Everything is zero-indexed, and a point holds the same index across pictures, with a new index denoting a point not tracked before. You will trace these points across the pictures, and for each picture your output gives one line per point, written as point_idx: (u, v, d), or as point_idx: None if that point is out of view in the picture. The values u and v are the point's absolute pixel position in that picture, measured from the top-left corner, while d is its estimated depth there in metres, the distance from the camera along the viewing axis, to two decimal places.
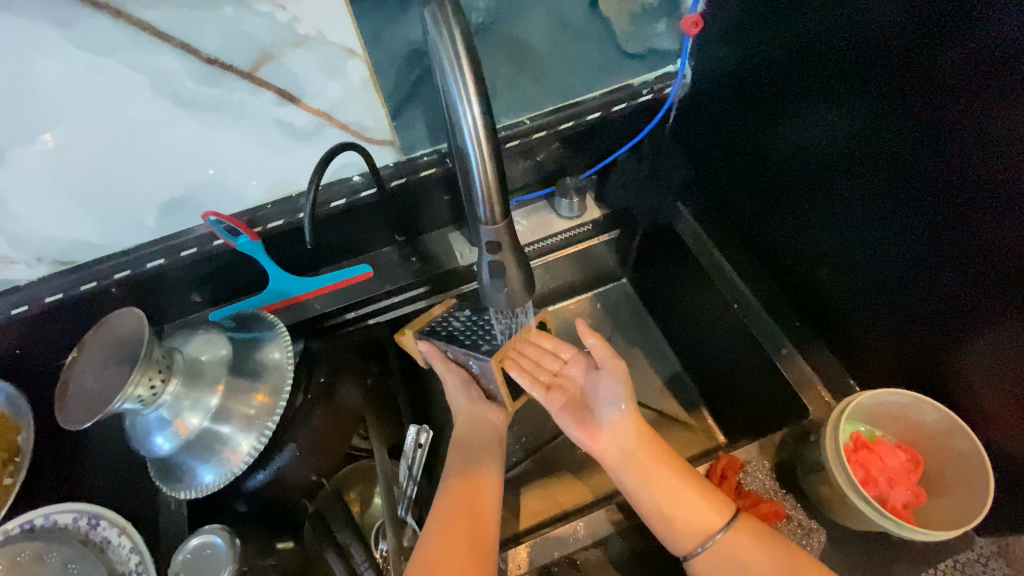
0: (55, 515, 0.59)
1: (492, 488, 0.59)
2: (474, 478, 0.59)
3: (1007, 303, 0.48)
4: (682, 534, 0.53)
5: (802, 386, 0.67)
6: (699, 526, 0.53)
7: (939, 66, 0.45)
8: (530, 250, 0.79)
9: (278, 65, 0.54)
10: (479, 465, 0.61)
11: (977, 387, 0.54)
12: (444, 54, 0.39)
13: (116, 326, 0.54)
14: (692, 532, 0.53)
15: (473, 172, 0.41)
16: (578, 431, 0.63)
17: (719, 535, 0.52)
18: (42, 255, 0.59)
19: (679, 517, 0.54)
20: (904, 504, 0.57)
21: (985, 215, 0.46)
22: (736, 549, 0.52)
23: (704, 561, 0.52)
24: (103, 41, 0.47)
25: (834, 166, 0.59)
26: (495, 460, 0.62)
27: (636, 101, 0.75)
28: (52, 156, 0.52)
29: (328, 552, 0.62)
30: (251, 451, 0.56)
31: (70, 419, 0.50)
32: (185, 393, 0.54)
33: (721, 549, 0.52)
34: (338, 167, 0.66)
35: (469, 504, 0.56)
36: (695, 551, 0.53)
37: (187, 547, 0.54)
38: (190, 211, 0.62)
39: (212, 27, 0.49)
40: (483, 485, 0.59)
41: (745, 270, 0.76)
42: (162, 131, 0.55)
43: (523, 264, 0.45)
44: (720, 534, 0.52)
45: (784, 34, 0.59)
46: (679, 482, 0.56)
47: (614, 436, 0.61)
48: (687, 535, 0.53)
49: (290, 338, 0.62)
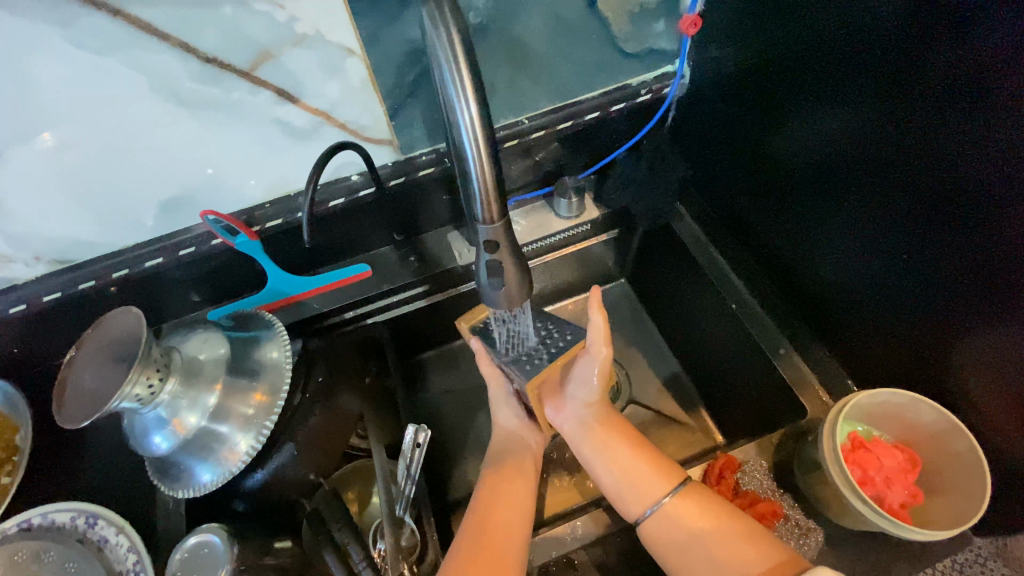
0: (53, 514, 0.59)
1: (523, 494, 0.59)
2: (501, 484, 0.60)
3: (1004, 303, 0.48)
4: (632, 503, 0.56)
5: (800, 386, 0.67)
6: (648, 494, 0.56)
7: (938, 66, 0.45)
8: (529, 249, 0.79)
9: (277, 64, 0.54)
10: (506, 465, 0.62)
11: (974, 387, 0.54)
12: (442, 54, 0.39)
13: (114, 326, 0.54)
14: (641, 500, 0.56)
15: (471, 171, 0.42)
16: (546, 403, 0.64)
17: (665, 500, 0.55)
18: (41, 254, 0.59)
19: (630, 487, 0.57)
20: (901, 504, 0.57)
21: (983, 215, 0.46)
22: (681, 516, 0.54)
23: (651, 526, 0.55)
24: (101, 40, 0.47)
25: (833, 165, 0.59)
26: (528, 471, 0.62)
27: (634, 102, 0.75)
28: (51, 155, 0.52)
29: (324, 550, 0.59)
30: (248, 450, 0.56)
31: (67, 418, 0.50)
32: (183, 392, 0.54)
33: (666, 514, 0.55)
34: (337, 166, 0.66)
35: (493, 503, 0.58)
36: (644, 514, 0.56)
37: (185, 546, 0.54)
38: (188, 210, 0.62)
39: (210, 26, 0.49)
40: (509, 490, 0.59)
41: (743, 269, 0.76)
42: (161, 130, 0.55)
43: (520, 264, 0.45)
44: (665, 500, 0.55)
45: (783, 35, 0.59)
46: (635, 455, 0.59)
47: (577, 411, 0.63)
48: (637, 500, 0.56)
49: (288, 336, 0.62)
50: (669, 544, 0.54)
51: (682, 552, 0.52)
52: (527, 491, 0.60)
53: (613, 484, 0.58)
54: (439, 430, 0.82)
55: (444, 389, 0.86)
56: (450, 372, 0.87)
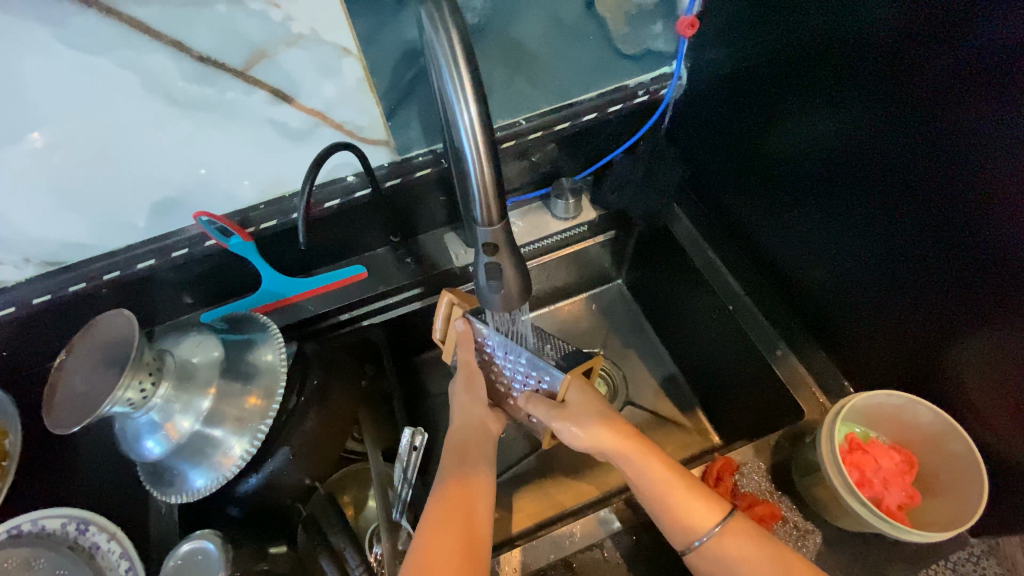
0: (43, 521, 0.58)
1: (486, 492, 0.56)
2: (466, 482, 0.56)
3: (1000, 306, 0.48)
4: (679, 531, 0.52)
5: (796, 387, 0.68)
6: (691, 522, 0.51)
7: (937, 71, 0.45)
8: (526, 251, 0.79)
9: (272, 64, 0.53)
10: (471, 459, 0.59)
11: (971, 389, 0.54)
12: (441, 56, 0.39)
13: (105, 328, 0.53)
14: (689, 530, 0.51)
15: (470, 173, 0.41)
16: None
17: (715, 531, 0.51)
18: (30, 256, 0.58)
19: (672, 517, 0.52)
20: (898, 505, 0.58)
21: (980, 219, 0.46)
22: (731, 546, 0.50)
23: (701, 557, 0.51)
24: (93, 39, 0.46)
25: (832, 169, 0.59)
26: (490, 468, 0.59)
27: (631, 103, 0.75)
28: (41, 155, 0.51)
29: (319, 557, 0.59)
30: (243, 454, 0.55)
31: (57, 423, 0.49)
32: (176, 396, 0.53)
33: (717, 545, 0.50)
34: (332, 167, 0.65)
35: (459, 506, 0.54)
36: (691, 545, 0.51)
37: (178, 553, 0.53)
38: (181, 212, 0.62)
39: (205, 25, 0.49)
40: (475, 487, 0.56)
41: (740, 271, 0.76)
42: (153, 131, 0.54)
43: (520, 267, 0.45)
44: (715, 531, 0.51)
45: (779, 37, 0.59)
46: (669, 479, 0.53)
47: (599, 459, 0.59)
48: (683, 531, 0.52)
49: (282, 340, 0.61)
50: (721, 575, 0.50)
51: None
52: (489, 494, 0.56)
53: (659, 515, 0.53)
54: (436, 432, 0.82)
55: (440, 391, 0.86)
56: (447, 374, 0.87)
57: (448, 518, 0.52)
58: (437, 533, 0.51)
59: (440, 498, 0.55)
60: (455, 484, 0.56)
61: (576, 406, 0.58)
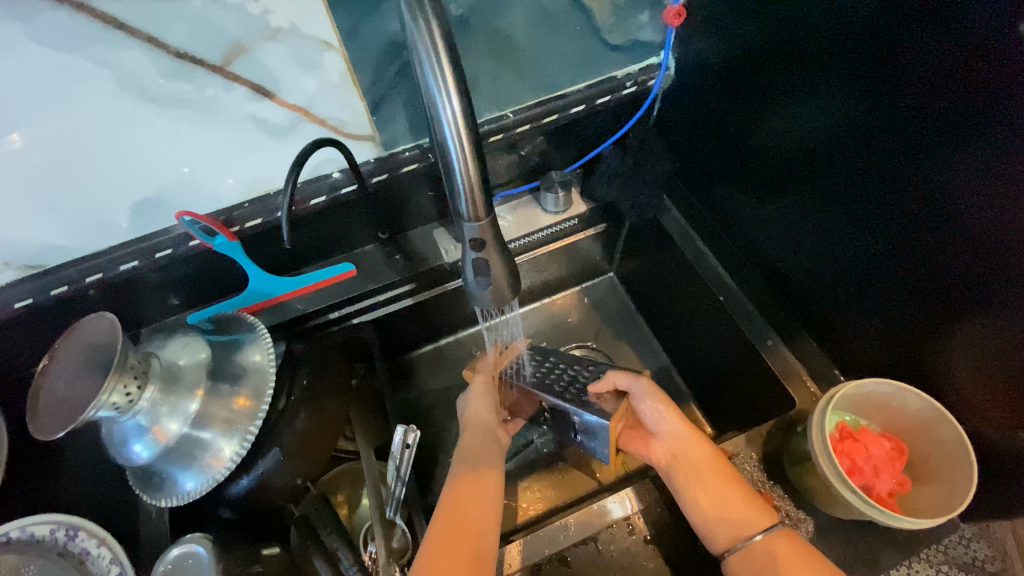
0: (31, 528, 0.57)
1: (492, 492, 0.57)
2: (472, 481, 0.57)
3: (988, 293, 0.48)
4: (723, 532, 0.53)
5: (788, 377, 0.68)
6: (739, 521, 0.53)
7: (926, 58, 0.45)
8: (516, 246, 0.79)
9: (250, 59, 0.53)
10: (483, 462, 0.59)
11: (958, 375, 0.55)
12: (422, 48, 0.38)
13: (88, 333, 0.52)
14: (730, 531, 0.53)
15: (455, 169, 0.41)
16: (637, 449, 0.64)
17: (759, 536, 0.52)
18: (10, 260, 0.57)
19: (720, 517, 0.54)
20: (889, 492, 0.58)
21: (967, 207, 0.47)
22: (768, 550, 0.51)
23: (741, 556, 0.51)
24: (64, 37, 0.46)
25: (822, 159, 0.58)
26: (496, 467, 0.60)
27: (619, 95, 0.74)
28: (19, 156, 0.50)
29: (313, 558, 0.59)
30: (233, 457, 0.54)
31: (41, 429, 0.48)
32: (163, 399, 0.52)
33: (759, 548, 0.51)
34: (317, 164, 0.64)
35: (463, 512, 0.53)
36: (732, 545, 0.52)
37: (168, 557, 0.53)
38: (164, 213, 0.60)
39: (180, 20, 0.48)
40: (479, 487, 0.56)
41: (731, 261, 0.76)
42: (132, 131, 0.53)
43: (508, 261, 0.45)
44: (757, 537, 0.52)
45: (767, 27, 0.58)
46: (731, 478, 0.56)
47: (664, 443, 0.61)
48: (726, 529, 0.53)
49: (271, 339, 0.60)
50: None
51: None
52: (496, 495, 0.57)
53: (703, 519, 0.55)
54: (430, 428, 0.82)
55: (433, 388, 0.86)
56: (439, 371, 0.87)
57: (453, 527, 0.51)
58: (439, 544, 0.50)
59: (445, 508, 0.54)
60: (458, 492, 0.55)
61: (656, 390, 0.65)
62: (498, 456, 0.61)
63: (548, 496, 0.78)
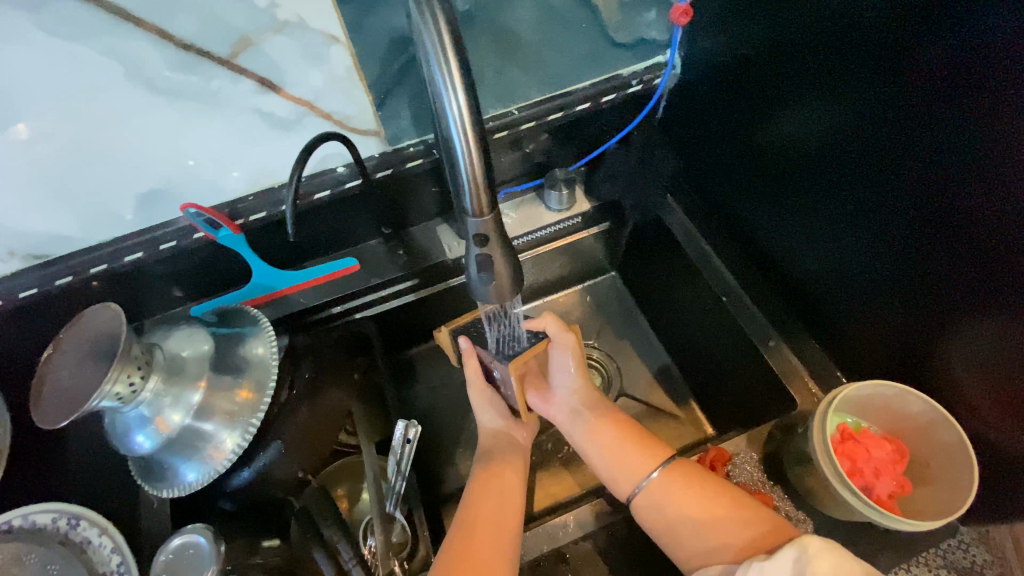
0: (33, 516, 0.58)
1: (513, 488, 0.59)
2: (492, 478, 0.59)
3: (991, 297, 0.48)
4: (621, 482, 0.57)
5: (790, 378, 0.67)
6: (637, 470, 0.57)
7: (936, 59, 0.44)
8: (519, 243, 0.79)
9: (257, 52, 0.53)
10: (495, 462, 0.61)
11: (963, 381, 0.54)
12: (428, 43, 0.38)
13: (93, 322, 0.52)
14: (630, 479, 0.57)
15: (459, 164, 0.41)
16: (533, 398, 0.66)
17: (653, 477, 0.56)
18: (15, 249, 0.57)
19: (619, 467, 0.58)
20: (889, 494, 0.58)
21: (975, 211, 0.46)
22: (672, 493, 0.54)
23: (643, 500, 0.55)
24: (73, 26, 0.46)
25: (829, 157, 0.58)
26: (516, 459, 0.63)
27: (625, 92, 0.73)
28: (27, 146, 0.51)
29: (312, 549, 0.58)
30: (234, 449, 0.55)
31: (44, 417, 0.48)
32: (165, 390, 0.52)
33: (657, 488, 0.55)
34: (321, 158, 0.64)
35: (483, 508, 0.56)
36: (633, 492, 0.56)
37: (169, 547, 0.53)
38: (167, 203, 0.60)
39: (189, 12, 0.49)
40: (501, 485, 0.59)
41: (734, 262, 0.76)
42: (138, 122, 0.53)
43: (511, 257, 0.45)
44: (653, 476, 0.56)
45: (774, 27, 0.58)
46: (623, 434, 0.60)
47: (566, 398, 0.64)
48: (626, 478, 0.57)
49: (273, 332, 0.61)
50: (658, 519, 0.54)
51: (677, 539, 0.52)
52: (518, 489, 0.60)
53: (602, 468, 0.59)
54: (430, 424, 0.82)
55: (433, 384, 0.86)
56: (440, 367, 0.87)
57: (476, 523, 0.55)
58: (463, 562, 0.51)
59: (453, 540, 0.54)
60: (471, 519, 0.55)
61: (559, 338, 0.62)
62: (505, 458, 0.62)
63: (547, 493, 0.77)
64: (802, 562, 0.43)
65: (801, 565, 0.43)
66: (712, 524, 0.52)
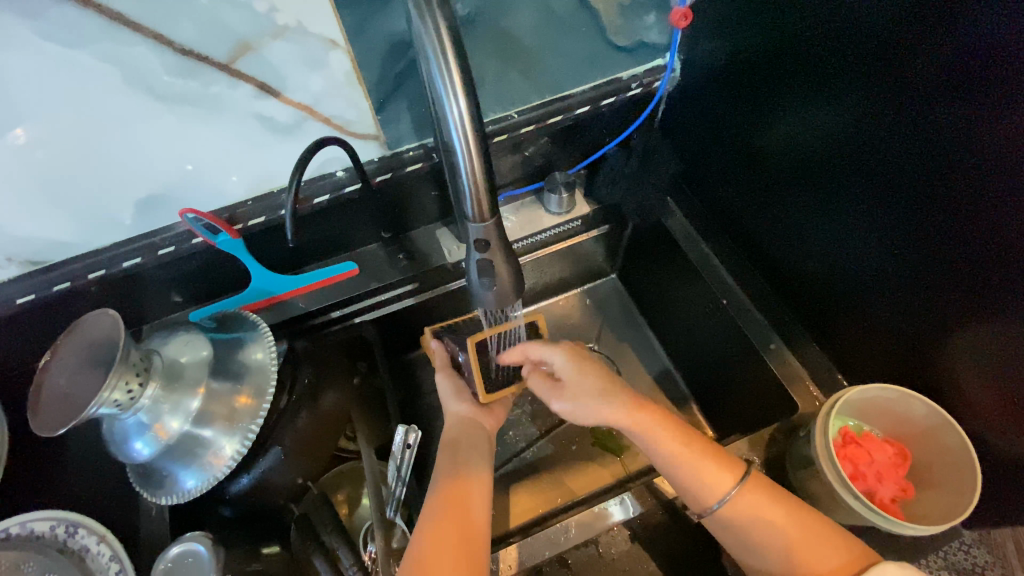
0: (32, 523, 0.58)
1: (480, 492, 0.55)
2: (459, 483, 0.55)
3: (993, 301, 0.48)
4: (695, 499, 0.54)
5: (790, 381, 0.67)
6: (712, 487, 0.53)
7: (938, 63, 0.44)
8: (518, 246, 0.79)
9: (257, 57, 0.53)
10: (462, 455, 0.58)
11: (964, 384, 0.54)
12: (430, 48, 0.38)
13: (90, 329, 0.52)
14: (705, 495, 0.53)
15: (461, 170, 0.41)
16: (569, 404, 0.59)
17: (733, 493, 0.52)
18: (14, 255, 0.57)
19: (690, 481, 0.54)
20: (891, 498, 0.58)
21: (978, 216, 0.46)
22: (749, 509, 0.52)
23: (722, 517, 0.53)
24: (72, 32, 0.46)
25: (831, 158, 0.57)
26: (483, 466, 0.57)
27: (625, 96, 0.74)
28: (23, 152, 0.50)
29: (312, 557, 0.59)
30: (234, 455, 0.54)
31: (42, 425, 0.48)
32: (165, 396, 0.52)
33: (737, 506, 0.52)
34: (320, 163, 0.64)
35: (454, 518, 0.51)
36: (712, 508, 0.53)
37: (168, 555, 0.53)
38: (166, 209, 0.60)
39: (187, 17, 0.48)
40: (469, 489, 0.54)
41: (735, 264, 0.76)
42: (137, 127, 0.53)
43: (513, 262, 0.45)
44: (734, 493, 0.52)
45: (774, 30, 0.58)
46: (687, 441, 0.55)
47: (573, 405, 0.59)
48: (701, 495, 0.53)
49: (273, 338, 0.60)
50: (739, 534, 0.52)
51: (756, 550, 0.51)
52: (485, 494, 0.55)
53: (681, 486, 0.54)
54: (430, 428, 0.81)
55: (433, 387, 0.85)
56: None
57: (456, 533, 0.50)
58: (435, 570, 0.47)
59: (429, 523, 0.51)
60: (450, 498, 0.53)
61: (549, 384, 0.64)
62: (485, 453, 0.60)
63: (547, 498, 0.77)
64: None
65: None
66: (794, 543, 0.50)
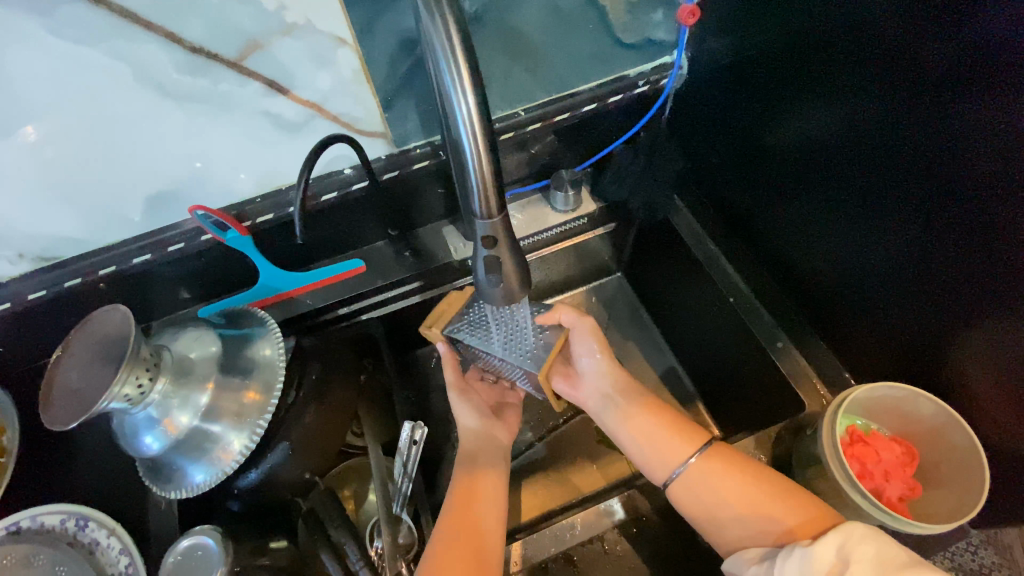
0: (42, 517, 0.58)
1: (493, 491, 0.57)
2: (473, 482, 0.57)
3: (1000, 300, 0.48)
4: (658, 472, 0.55)
5: (797, 379, 0.67)
6: (672, 457, 0.54)
7: (948, 60, 0.44)
8: (525, 244, 0.79)
9: (265, 55, 0.53)
10: (477, 466, 0.59)
11: (973, 383, 0.54)
12: (439, 45, 0.38)
13: (101, 324, 0.52)
14: (666, 466, 0.54)
15: (468, 166, 0.41)
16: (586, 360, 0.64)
17: (690, 463, 0.53)
18: (24, 251, 0.57)
19: (654, 453, 0.56)
20: (899, 497, 0.58)
21: (987, 214, 0.46)
22: (708, 477, 0.52)
23: (680, 487, 0.53)
24: (81, 30, 0.46)
25: (840, 155, 0.57)
26: (497, 465, 0.60)
27: (631, 93, 0.73)
28: (35, 149, 0.51)
29: (320, 551, 0.60)
30: (242, 450, 0.55)
31: (54, 419, 0.49)
32: (174, 391, 0.53)
33: (693, 475, 0.52)
34: (329, 160, 0.65)
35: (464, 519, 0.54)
36: (670, 478, 0.54)
37: (178, 548, 0.53)
38: (175, 207, 0.61)
39: (196, 14, 0.48)
40: (481, 489, 0.57)
41: (741, 262, 0.76)
42: (147, 125, 0.53)
43: (519, 259, 0.45)
44: (692, 461, 0.53)
45: (783, 27, 0.58)
46: (656, 422, 0.57)
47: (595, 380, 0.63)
48: (662, 465, 0.54)
49: (281, 334, 0.61)
50: (698, 508, 0.51)
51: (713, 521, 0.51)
52: (498, 491, 0.58)
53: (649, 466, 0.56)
54: (436, 425, 0.82)
55: (439, 385, 0.86)
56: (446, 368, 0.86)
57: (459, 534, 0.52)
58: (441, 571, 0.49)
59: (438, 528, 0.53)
60: (461, 497, 0.56)
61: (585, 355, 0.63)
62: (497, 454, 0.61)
63: (553, 495, 0.77)
64: (845, 554, 0.41)
65: (845, 555, 0.41)
66: (752, 512, 0.49)
